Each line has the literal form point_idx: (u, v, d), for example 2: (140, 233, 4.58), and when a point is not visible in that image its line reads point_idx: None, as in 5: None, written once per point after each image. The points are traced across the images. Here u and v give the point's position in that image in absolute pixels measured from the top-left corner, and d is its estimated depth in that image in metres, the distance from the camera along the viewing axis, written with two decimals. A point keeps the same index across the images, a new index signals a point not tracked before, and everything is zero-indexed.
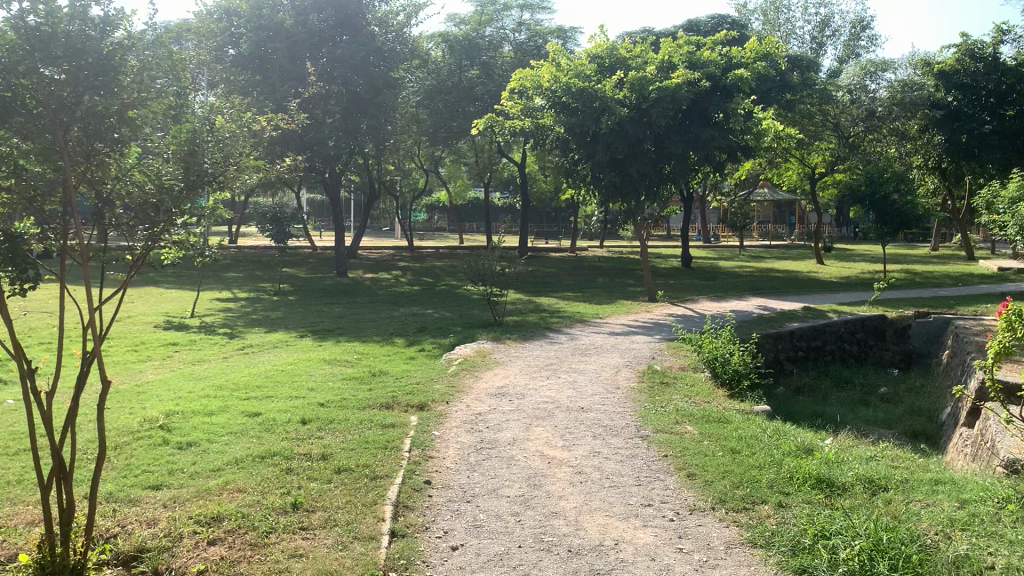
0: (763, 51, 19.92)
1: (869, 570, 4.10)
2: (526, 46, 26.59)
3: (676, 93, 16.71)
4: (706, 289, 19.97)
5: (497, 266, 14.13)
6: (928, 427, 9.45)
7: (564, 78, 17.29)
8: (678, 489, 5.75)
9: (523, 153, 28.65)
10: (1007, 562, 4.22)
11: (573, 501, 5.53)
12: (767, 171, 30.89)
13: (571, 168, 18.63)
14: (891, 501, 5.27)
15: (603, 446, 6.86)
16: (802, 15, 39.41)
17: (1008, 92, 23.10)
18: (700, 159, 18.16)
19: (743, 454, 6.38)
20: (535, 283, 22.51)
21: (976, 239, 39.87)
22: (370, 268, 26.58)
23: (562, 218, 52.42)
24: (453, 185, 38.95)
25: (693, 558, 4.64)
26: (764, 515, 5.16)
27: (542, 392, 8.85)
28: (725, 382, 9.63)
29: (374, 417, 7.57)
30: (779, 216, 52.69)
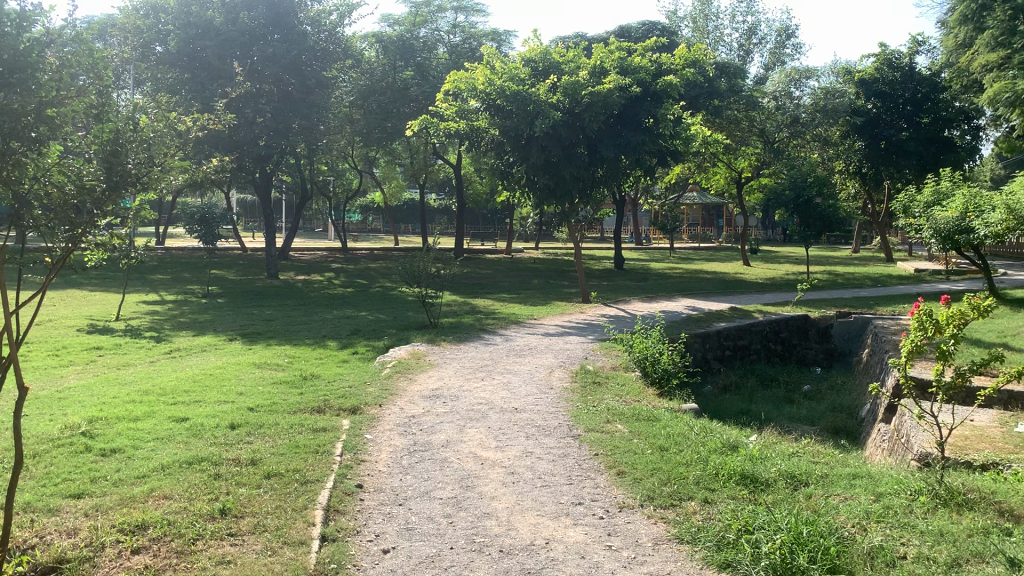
0: (692, 58, 20.23)
1: (790, 563, 4.24)
2: (461, 48, 26.77)
3: (607, 98, 16.89)
4: (637, 291, 20.27)
5: (433, 268, 14.11)
6: (848, 423, 9.78)
7: (498, 81, 17.26)
8: (609, 486, 5.85)
9: (458, 155, 28.68)
10: (917, 552, 4.42)
11: (505, 501, 5.58)
12: (697, 175, 31.48)
13: (506, 171, 18.69)
14: (812, 495, 5.47)
15: (535, 446, 6.92)
16: (729, 23, 40.27)
17: (924, 100, 25.29)
18: (631, 163, 18.42)
19: (671, 451, 6.52)
20: (469, 284, 22.58)
21: (895, 242, 41.48)
22: (302, 270, 26.20)
23: (498, 220, 52.60)
24: (387, 187, 38.78)
25: (622, 555, 4.72)
26: (690, 511, 5.30)
27: (476, 394, 8.89)
28: (655, 382, 9.78)
29: (304, 421, 7.48)
30: (709, 219, 53.81)
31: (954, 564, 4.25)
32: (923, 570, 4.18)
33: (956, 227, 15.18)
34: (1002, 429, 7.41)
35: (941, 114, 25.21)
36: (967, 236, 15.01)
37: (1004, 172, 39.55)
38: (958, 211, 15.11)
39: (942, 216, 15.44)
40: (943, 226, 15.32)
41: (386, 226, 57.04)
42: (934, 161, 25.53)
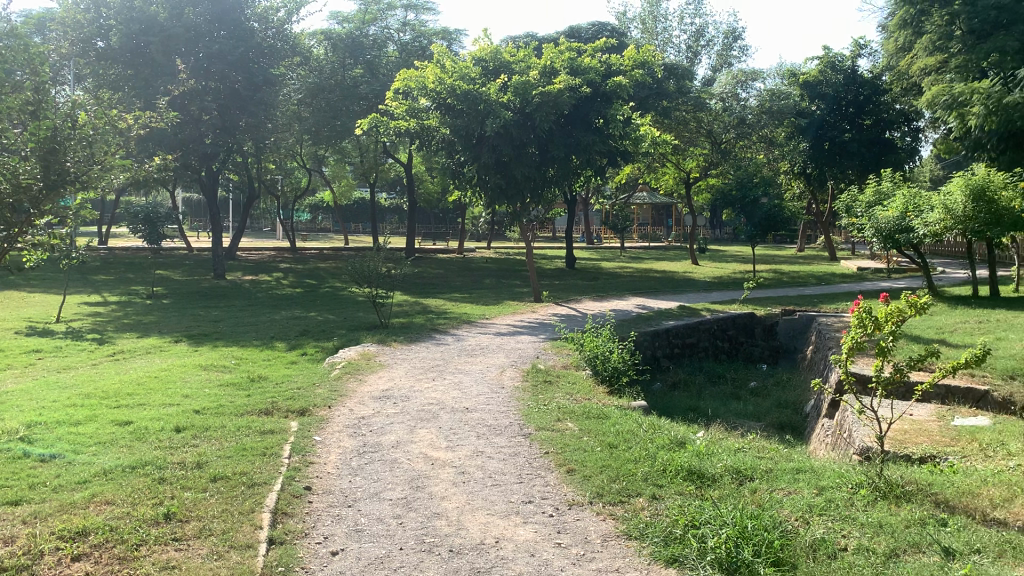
0: (641, 58, 20.38)
1: (735, 557, 4.32)
2: (411, 46, 26.56)
3: (557, 98, 16.99)
4: (588, 290, 20.34)
5: (384, 267, 14.03)
6: (793, 419, 9.96)
7: (448, 79, 17.20)
8: (558, 484, 5.89)
9: (409, 154, 28.59)
10: (858, 544, 4.53)
11: (455, 501, 5.57)
12: (646, 175, 31.79)
13: (457, 170, 18.63)
14: (757, 490, 5.57)
15: (486, 446, 6.92)
16: (678, 25, 40.75)
17: (864, 102, 25.99)
18: (582, 163, 18.54)
19: (620, 448, 6.59)
20: (420, 284, 22.49)
21: (838, 241, 42.45)
22: (250, 270, 25.82)
23: (449, 220, 52.52)
24: (337, 186, 38.34)
25: (571, 552, 4.76)
26: (639, 507, 5.35)
27: (427, 394, 8.86)
28: (605, 380, 9.86)
29: (252, 423, 7.38)
30: (658, 219, 54.42)
31: (892, 555, 4.36)
32: (863, 560, 4.29)
33: (897, 226, 15.57)
34: (939, 423, 7.65)
35: (882, 116, 25.94)
36: (907, 235, 15.41)
37: (941, 172, 40.65)
38: (898, 210, 15.51)
39: (883, 216, 15.83)
40: (884, 225, 15.70)
41: (335, 226, 56.49)
42: (876, 161, 26.16)
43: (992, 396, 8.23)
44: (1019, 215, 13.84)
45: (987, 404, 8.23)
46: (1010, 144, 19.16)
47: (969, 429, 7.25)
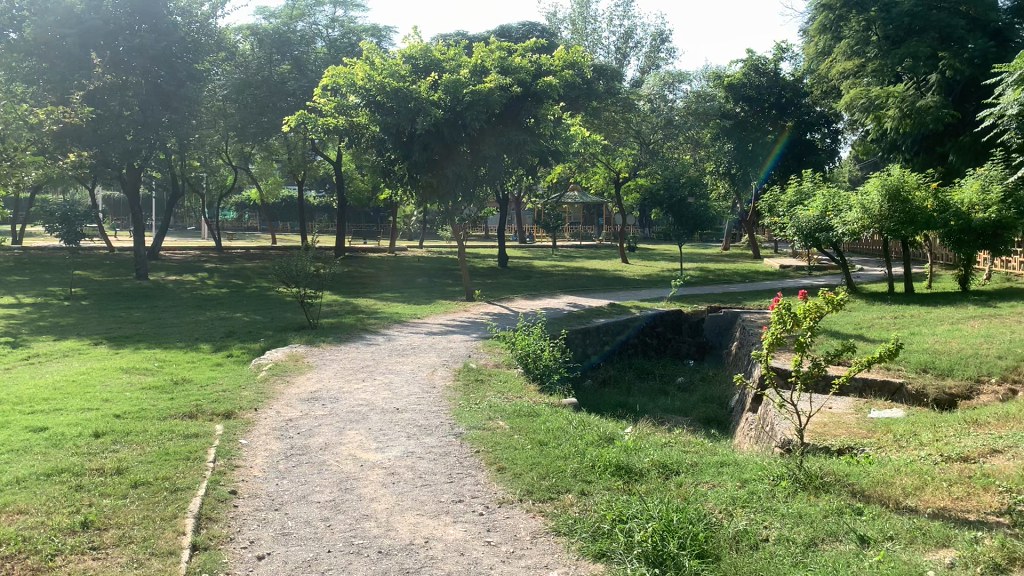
0: (570, 59, 20.62)
1: (661, 550, 4.39)
2: (340, 43, 26.22)
3: (489, 97, 17.00)
4: (519, 289, 20.37)
5: (312, 267, 13.85)
6: (719, 413, 10.19)
7: (377, 77, 17.07)
8: (488, 483, 5.90)
9: (337, 152, 28.26)
10: (779, 534, 4.66)
11: (385, 502, 5.54)
12: (577, 175, 32.09)
13: (387, 168, 18.44)
14: (682, 483, 5.68)
15: (416, 446, 6.90)
16: (607, 26, 41.14)
17: (786, 104, 26.75)
18: (513, 162, 18.67)
19: (550, 445, 6.64)
20: (351, 284, 22.27)
21: (762, 240, 43.54)
22: (173, 270, 25.15)
23: (381, 219, 52.12)
24: (263, 185, 37.62)
25: (500, 550, 4.77)
26: (567, 503, 5.41)
27: (357, 395, 8.76)
28: (536, 378, 9.92)
29: (175, 427, 7.21)
30: (589, 217, 55.00)
31: (811, 544, 4.50)
32: (783, 550, 4.41)
33: (817, 225, 16.03)
34: (856, 415, 7.92)
35: (803, 118, 26.49)
36: (826, 234, 15.87)
37: (860, 173, 41.99)
38: (818, 210, 15.97)
39: (804, 215, 16.27)
40: (805, 224, 16.14)
41: (263, 224, 55.44)
42: (797, 163, 26.70)
43: (906, 388, 8.53)
44: (931, 214, 14.41)
45: (901, 397, 8.54)
46: (923, 148, 20.71)
47: (884, 420, 7.52)
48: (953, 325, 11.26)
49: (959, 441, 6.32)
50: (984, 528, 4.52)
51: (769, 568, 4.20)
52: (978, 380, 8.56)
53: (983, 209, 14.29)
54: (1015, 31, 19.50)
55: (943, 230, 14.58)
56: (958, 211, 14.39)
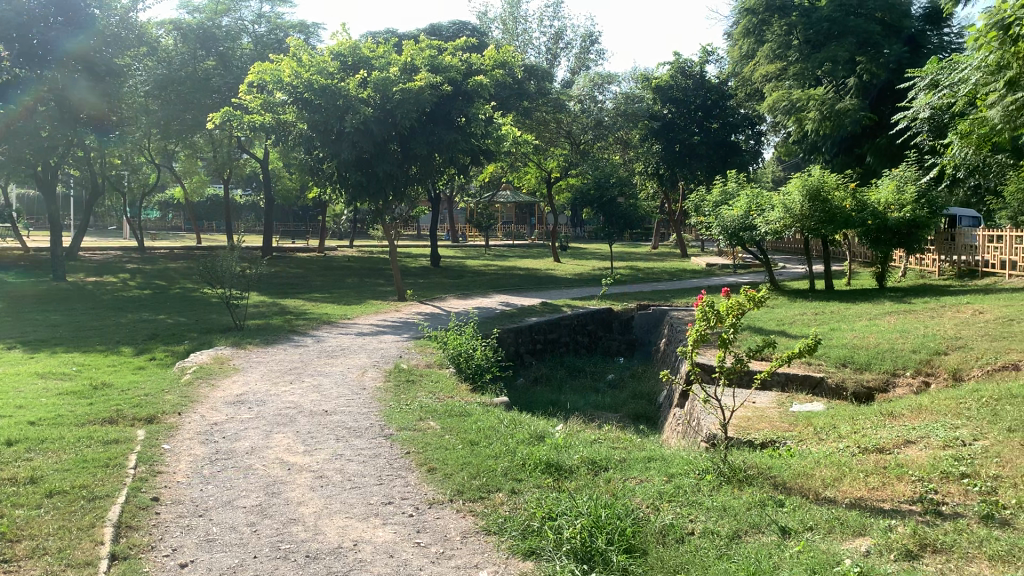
0: (500, 59, 20.68)
1: (590, 547, 4.44)
2: (267, 39, 25.96)
3: (419, 95, 17.02)
4: (451, 289, 20.32)
5: (239, 267, 13.57)
6: (647, 409, 10.34)
7: (305, 74, 16.75)
8: (418, 484, 5.87)
9: (265, 150, 27.76)
10: (704, 527, 4.75)
11: (313, 505, 5.46)
12: (508, 175, 32.15)
13: (315, 167, 17.96)
14: (611, 479, 5.76)
15: (345, 448, 6.81)
16: (537, 27, 41.34)
17: (711, 107, 28.26)
18: (444, 161, 18.62)
19: (481, 445, 6.64)
20: (279, 284, 21.85)
21: (690, 238, 44.34)
22: (92, 271, 24.30)
23: (309, 218, 51.29)
24: (187, 183, 36.63)
25: (430, 550, 4.75)
26: (498, 502, 5.42)
27: (285, 398, 8.62)
28: (468, 378, 9.89)
29: (94, 433, 6.97)
30: (521, 216, 55.19)
31: (735, 536, 4.60)
32: (708, 544, 4.50)
33: (741, 224, 16.33)
34: (778, 409, 8.13)
35: (728, 120, 28.18)
36: (750, 234, 16.21)
37: (783, 172, 43.16)
38: (742, 210, 16.27)
39: (728, 215, 16.54)
40: (729, 224, 16.42)
41: (187, 224, 54.11)
42: (723, 162, 28.04)
43: (827, 382, 8.79)
44: (849, 213, 14.94)
45: (821, 391, 8.79)
46: (842, 148, 21.44)
47: (804, 414, 7.74)
48: (871, 321, 11.65)
49: (876, 433, 6.54)
50: (897, 516, 4.69)
51: (693, 561, 4.28)
52: (894, 372, 8.89)
53: (899, 209, 15.02)
54: (928, 38, 20.40)
55: (861, 229, 15.16)
56: (876, 210, 15.00)
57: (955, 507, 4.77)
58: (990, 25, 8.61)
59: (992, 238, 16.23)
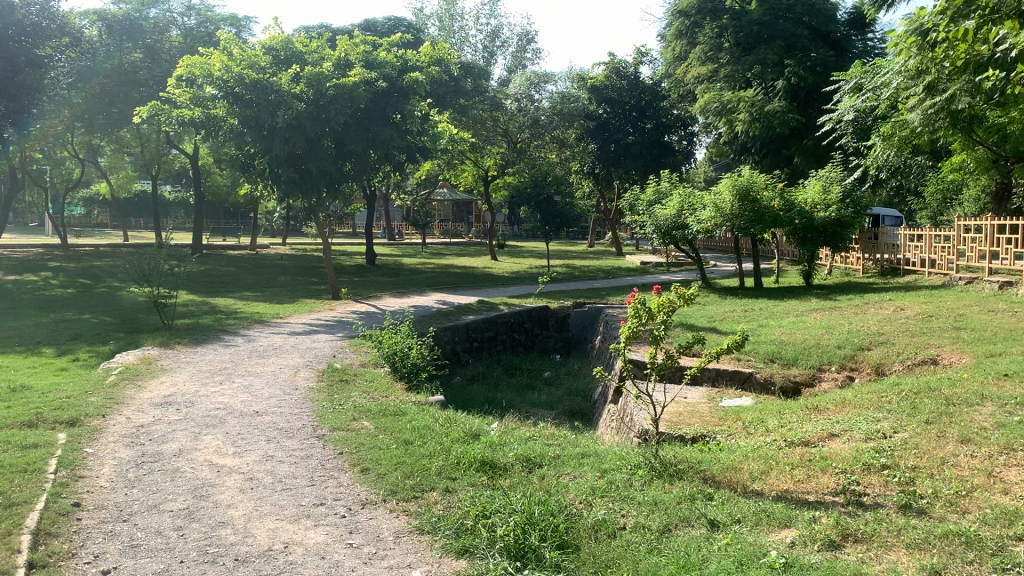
0: (436, 56, 20.64)
1: (523, 544, 4.47)
2: (196, 32, 25.39)
3: (353, 92, 16.87)
4: (386, 287, 20.15)
5: (167, 266, 13.22)
6: (583, 406, 10.42)
7: (236, 68, 16.52)
8: (351, 484, 5.81)
9: (194, 145, 27.08)
10: (636, 522, 4.81)
11: (243, 508, 5.36)
12: (445, 173, 32.04)
13: (247, 163, 17.59)
14: (545, 476, 5.79)
15: (277, 449, 6.70)
16: (474, 25, 41.30)
17: (647, 108, 28.43)
18: (380, 157, 18.46)
19: (415, 444, 6.59)
20: (210, 283, 21.36)
21: (626, 237, 44.84)
22: (11, 270, 23.35)
23: (242, 215, 50.34)
24: (114, 178, 35.53)
25: (363, 551, 4.70)
26: (431, 502, 5.40)
27: (214, 399, 8.44)
28: (404, 377, 9.81)
29: (12, 438, 6.71)
30: (458, 215, 55.09)
31: (665, 530, 4.68)
32: (639, 538, 4.55)
33: (674, 223, 16.56)
34: (709, 404, 8.27)
35: (660, 121, 28.39)
36: (683, 233, 16.46)
37: (715, 172, 43.99)
38: (675, 209, 16.50)
39: (662, 214, 16.76)
40: (663, 223, 16.64)
41: (113, 221, 52.51)
42: (657, 163, 28.46)
43: (755, 377, 8.99)
44: (777, 213, 15.29)
45: (750, 385, 8.98)
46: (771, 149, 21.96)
47: (734, 409, 7.89)
48: (798, 317, 11.97)
49: (801, 427, 6.71)
50: (821, 507, 4.83)
51: (625, 555, 4.32)
52: (820, 367, 9.14)
53: (824, 209, 15.44)
54: (852, 42, 20.96)
55: (789, 228, 15.56)
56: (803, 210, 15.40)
57: (875, 497, 4.92)
58: (914, 31, 8.69)
59: (912, 237, 16.79)
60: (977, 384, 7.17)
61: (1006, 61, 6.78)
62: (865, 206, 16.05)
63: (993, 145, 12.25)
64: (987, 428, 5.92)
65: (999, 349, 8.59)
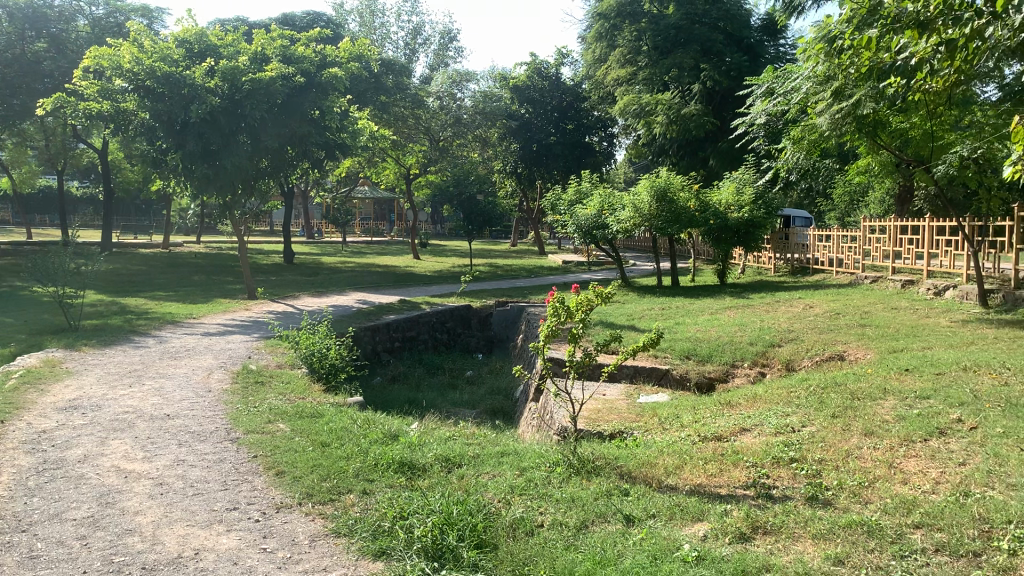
0: (355, 52, 20.45)
1: (440, 544, 4.44)
2: (104, 22, 24.38)
3: (269, 86, 16.50)
4: (305, 287, 19.80)
5: (72, 264, 12.70)
6: (503, 404, 10.46)
7: (146, 60, 15.94)
8: (266, 488, 5.69)
9: (102, 139, 26.11)
10: (553, 519, 4.84)
11: (151, 514, 5.19)
12: (365, 171, 31.69)
13: (158, 158, 17.03)
14: (464, 476, 5.78)
15: (189, 453, 6.52)
16: (395, 21, 40.97)
17: (568, 108, 28.89)
18: (298, 154, 18.17)
19: (332, 446, 6.50)
20: (120, 281, 20.65)
21: (549, 236, 45.18)
22: None
23: (154, 211, 48.91)
24: (16, 173, 33.98)
25: (277, 556, 4.60)
26: (349, 504, 5.33)
27: (123, 402, 8.15)
28: (322, 378, 9.67)
29: None
30: (380, 213, 54.58)
31: (582, 526, 4.72)
32: (556, 535, 4.59)
33: (594, 223, 16.74)
34: (627, 401, 8.40)
35: (581, 121, 28.84)
36: (603, 232, 16.67)
37: (635, 173, 44.64)
38: (595, 209, 16.68)
39: (583, 214, 16.92)
40: (584, 222, 16.79)
41: (15, 218, 50.32)
42: (578, 163, 28.71)
43: (672, 373, 9.17)
44: (693, 213, 15.63)
45: (667, 381, 9.16)
46: (687, 150, 22.49)
47: (651, 405, 8.04)
48: (712, 315, 12.24)
49: (714, 422, 6.87)
50: (732, 501, 4.95)
51: (542, 553, 4.35)
52: (734, 363, 9.38)
53: (738, 209, 15.93)
54: (764, 48, 21.55)
55: (704, 228, 15.96)
56: (718, 210, 15.85)
57: (784, 490, 5.07)
58: (822, 37, 8.98)
59: (821, 237, 17.38)
60: (878, 379, 7.47)
61: (906, 69, 7.08)
62: (778, 207, 16.59)
63: (896, 149, 12.81)
64: (889, 421, 6.17)
65: (901, 345, 8.97)
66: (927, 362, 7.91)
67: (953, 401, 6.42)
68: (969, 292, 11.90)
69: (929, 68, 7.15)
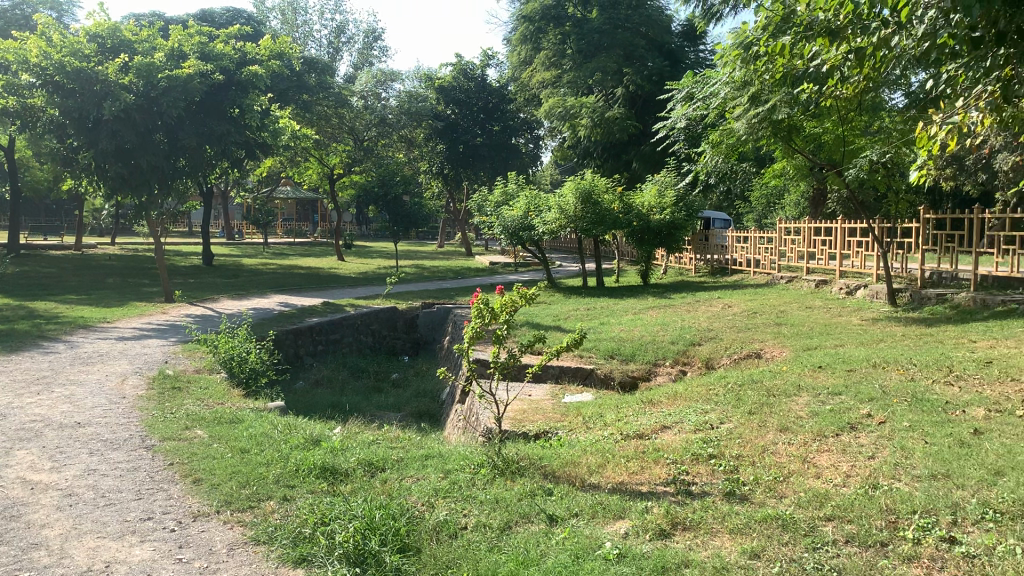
0: (275, 49, 20.09)
1: (362, 549, 4.39)
2: (10, 15, 23.49)
3: (187, 84, 16.12)
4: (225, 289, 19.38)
5: None
6: (429, 406, 10.43)
7: (55, 54, 15.28)
8: (182, 496, 5.53)
9: (9, 136, 24.97)
10: (476, 521, 4.84)
11: (59, 527, 4.98)
12: (286, 171, 31.14)
13: (69, 157, 16.43)
14: (387, 479, 5.73)
15: (100, 462, 6.29)
16: (318, 19, 40.39)
17: (494, 109, 28.99)
18: (217, 154, 17.77)
19: (252, 452, 6.36)
20: (28, 284, 19.79)
21: (475, 237, 45.14)
22: None
23: (65, 212, 47.11)
24: None
25: (193, 566, 4.47)
26: (268, 511, 5.22)
27: (29, 410, 7.80)
28: (243, 382, 9.45)
29: None
30: (303, 214, 53.70)
31: (505, 527, 4.73)
32: (480, 537, 4.59)
33: (521, 224, 16.78)
34: (552, 401, 8.46)
35: (507, 123, 28.99)
36: (529, 233, 16.74)
37: (561, 175, 45.01)
38: (522, 210, 16.72)
39: (509, 215, 16.95)
40: (509, 223, 16.83)
41: None
42: (505, 164, 29.08)
43: (596, 373, 9.27)
44: (617, 214, 15.83)
45: (591, 381, 9.24)
46: (611, 153, 22.75)
47: (575, 404, 8.12)
48: (635, 315, 12.42)
49: (636, 420, 6.98)
50: (653, 497, 5.03)
51: (466, 555, 4.34)
52: (655, 363, 9.53)
53: (659, 210, 16.34)
54: (685, 53, 22.28)
55: (628, 230, 16.22)
56: (640, 212, 16.14)
57: (702, 486, 5.18)
58: (739, 44, 9.22)
59: (739, 239, 17.85)
60: (793, 376, 7.68)
61: (818, 76, 7.32)
62: (698, 209, 16.97)
63: (810, 153, 13.23)
64: (803, 417, 6.35)
65: (815, 343, 9.25)
66: (838, 360, 8.17)
67: (863, 396, 6.65)
68: (878, 291, 12.34)
69: (840, 75, 7.39)
